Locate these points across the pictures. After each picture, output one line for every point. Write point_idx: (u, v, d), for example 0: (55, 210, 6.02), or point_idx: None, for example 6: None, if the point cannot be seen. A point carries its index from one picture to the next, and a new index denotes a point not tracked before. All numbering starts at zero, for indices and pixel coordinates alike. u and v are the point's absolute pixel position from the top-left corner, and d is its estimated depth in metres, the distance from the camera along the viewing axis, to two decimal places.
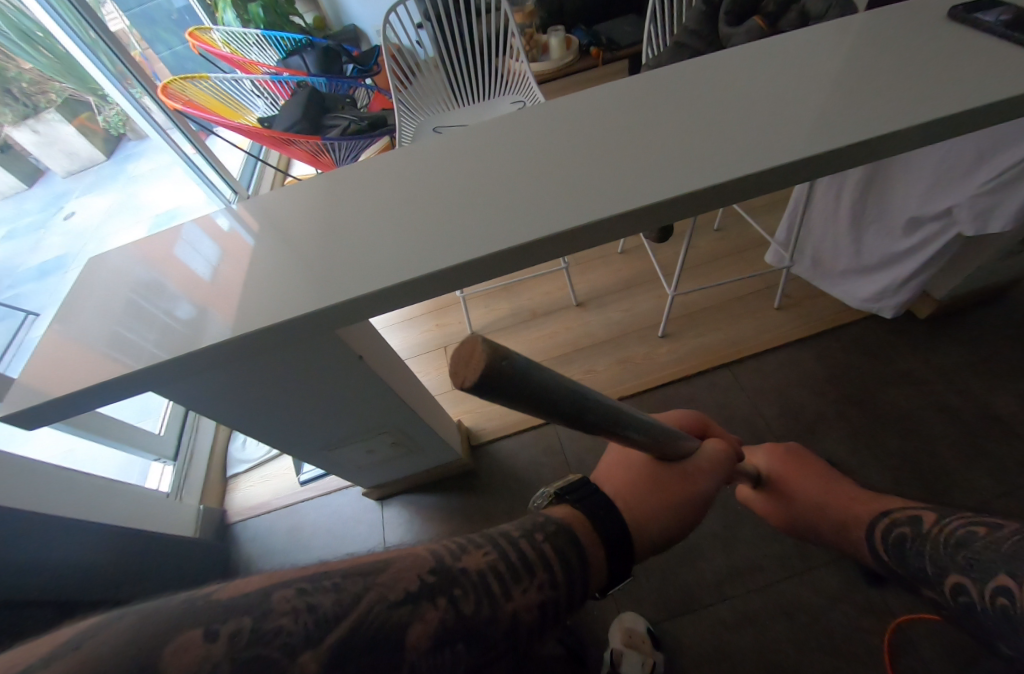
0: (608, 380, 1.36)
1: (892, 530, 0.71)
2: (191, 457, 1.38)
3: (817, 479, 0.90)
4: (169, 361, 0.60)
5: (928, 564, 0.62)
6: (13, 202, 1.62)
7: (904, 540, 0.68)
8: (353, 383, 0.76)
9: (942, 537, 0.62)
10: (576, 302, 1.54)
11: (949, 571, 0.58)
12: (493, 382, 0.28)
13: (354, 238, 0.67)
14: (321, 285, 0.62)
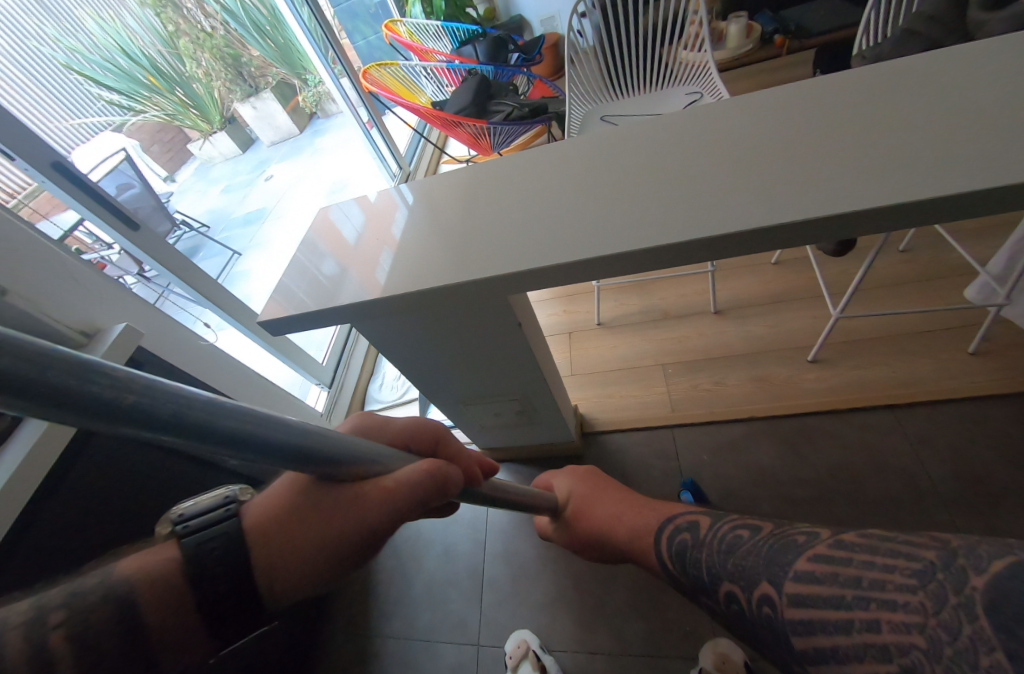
0: (738, 395, 1.26)
1: (672, 535, 0.56)
2: (341, 389, 1.61)
3: (612, 493, 0.73)
4: (349, 305, 0.72)
5: (704, 569, 0.48)
6: (228, 166, 2.24)
7: (682, 548, 0.53)
8: (496, 347, 0.82)
9: (711, 538, 0.49)
10: (714, 309, 1.44)
11: (722, 577, 0.45)
12: None
13: (520, 221, 0.74)
14: (481, 259, 0.69)
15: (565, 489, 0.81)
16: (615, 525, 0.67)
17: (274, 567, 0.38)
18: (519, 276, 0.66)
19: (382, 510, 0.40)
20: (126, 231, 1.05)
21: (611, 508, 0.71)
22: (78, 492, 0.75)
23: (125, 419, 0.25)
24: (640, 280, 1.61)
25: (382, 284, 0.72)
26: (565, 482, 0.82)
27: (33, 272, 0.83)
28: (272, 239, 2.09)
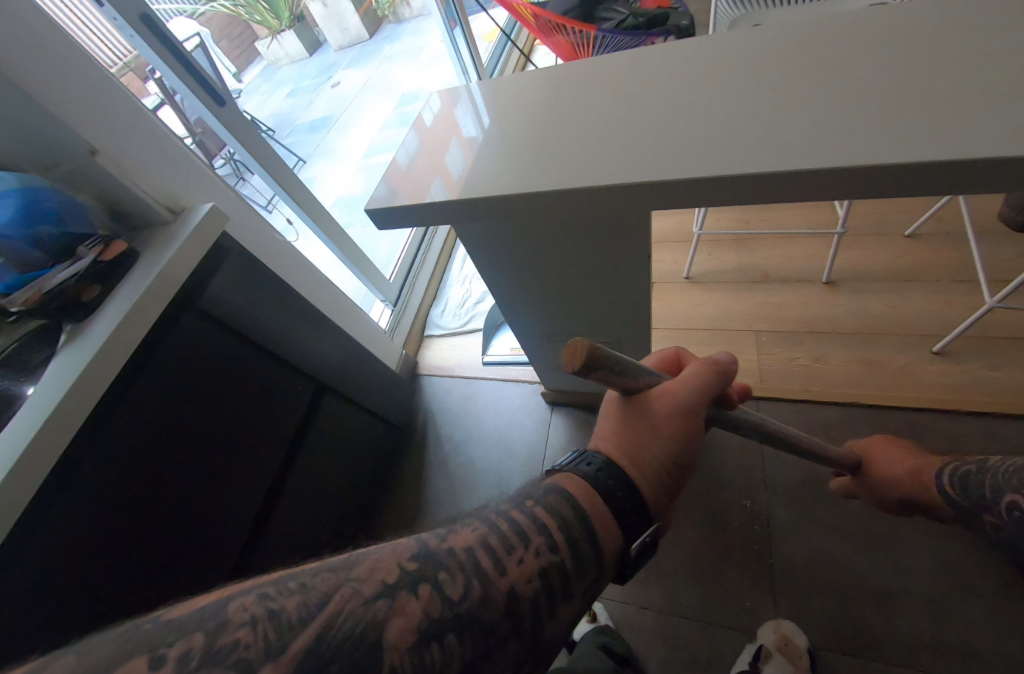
0: (840, 377, 1.13)
1: (957, 470, 0.71)
2: (405, 308, 1.57)
3: (897, 448, 0.86)
4: (456, 200, 0.63)
5: (987, 490, 0.63)
6: (295, 68, 2.26)
7: (965, 475, 0.69)
8: (605, 277, 0.73)
9: (995, 471, 0.64)
10: (826, 279, 1.27)
11: (1006, 492, 0.60)
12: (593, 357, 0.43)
13: (667, 126, 0.61)
14: (616, 164, 0.59)
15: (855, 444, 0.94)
16: (914, 477, 0.80)
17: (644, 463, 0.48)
18: (665, 184, 0.55)
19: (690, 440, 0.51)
20: (212, 106, 0.99)
21: (905, 463, 0.82)
22: (165, 369, 0.75)
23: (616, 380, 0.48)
24: (740, 235, 1.44)
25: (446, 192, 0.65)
26: (857, 444, 0.94)
27: (119, 132, 0.77)
28: (337, 149, 2.05)
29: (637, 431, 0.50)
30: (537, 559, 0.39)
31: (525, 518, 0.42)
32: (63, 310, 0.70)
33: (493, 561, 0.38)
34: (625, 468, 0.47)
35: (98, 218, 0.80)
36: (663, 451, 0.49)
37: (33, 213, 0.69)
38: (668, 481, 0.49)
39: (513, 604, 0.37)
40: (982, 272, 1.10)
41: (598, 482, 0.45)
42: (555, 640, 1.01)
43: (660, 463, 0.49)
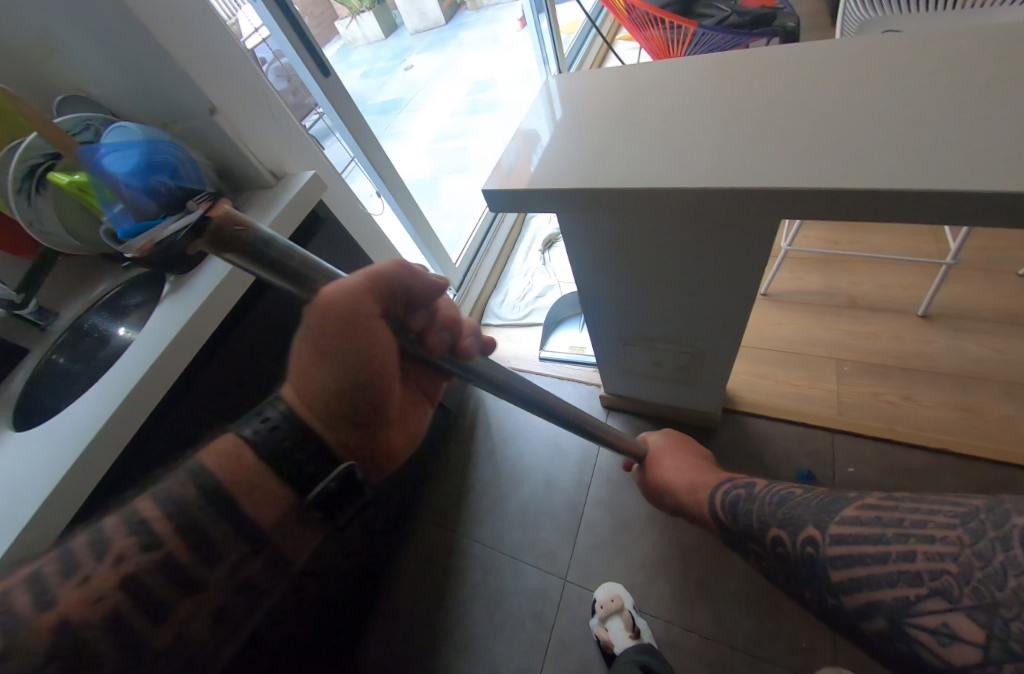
0: (929, 418, 1.05)
1: (729, 492, 0.64)
2: (467, 295, 1.57)
3: (686, 462, 0.82)
4: (571, 188, 0.62)
5: (753, 518, 0.56)
6: (371, 49, 2.30)
7: (736, 500, 0.62)
8: (710, 282, 0.70)
9: (765, 493, 0.57)
10: (922, 313, 1.18)
11: (770, 525, 0.53)
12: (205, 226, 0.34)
13: (807, 132, 0.57)
14: (745, 167, 0.56)
15: (652, 443, 0.94)
16: (698, 491, 0.72)
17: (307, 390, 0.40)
18: (803, 194, 0.52)
19: (376, 361, 0.40)
20: (316, 75, 1.02)
21: (685, 474, 0.79)
22: (253, 328, 0.77)
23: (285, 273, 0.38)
24: (827, 256, 1.36)
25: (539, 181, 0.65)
26: (654, 437, 0.95)
27: (237, 93, 0.79)
28: (405, 132, 2.07)
29: (302, 355, 0.40)
30: (131, 561, 0.35)
31: (134, 516, 0.37)
32: (169, 262, 0.72)
33: (78, 576, 0.34)
34: (296, 419, 0.39)
35: (208, 177, 0.82)
36: (324, 382, 0.39)
37: (155, 165, 0.72)
38: (345, 411, 0.40)
39: (132, 616, 0.34)
40: None
41: (259, 446, 0.38)
42: (592, 647, 1.00)
43: (323, 393, 0.39)
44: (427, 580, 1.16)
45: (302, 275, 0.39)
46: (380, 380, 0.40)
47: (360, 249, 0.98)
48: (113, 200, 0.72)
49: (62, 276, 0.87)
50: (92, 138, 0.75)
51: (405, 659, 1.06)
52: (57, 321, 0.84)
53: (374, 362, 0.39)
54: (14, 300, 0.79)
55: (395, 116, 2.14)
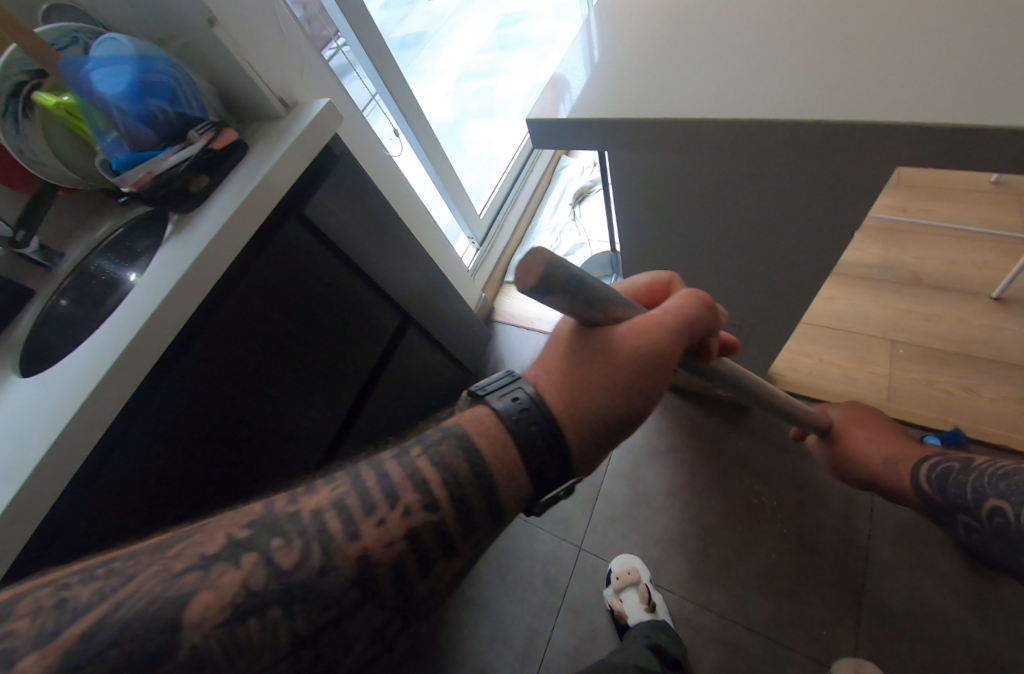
0: (990, 411, 0.96)
1: (937, 467, 0.64)
2: (491, 249, 1.48)
3: (892, 436, 0.74)
4: (631, 119, 0.52)
5: (967, 491, 0.57)
6: None
7: (947, 473, 0.62)
8: (786, 235, 0.63)
9: (984, 473, 0.56)
10: (995, 295, 1.06)
11: (988, 497, 0.54)
12: (550, 280, 0.33)
13: (934, 50, 0.45)
14: (854, 94, 0.45)
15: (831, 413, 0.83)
16: (895, 464, 0.70)
17: (576, 417, 0.38)
18: (929, 132, 0.41)
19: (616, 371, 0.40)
20: None
21: (886, 447, 0.73)
22: (264, 279, 0.70)
23: (577, 302, 0.37)
24: (890, 225, 1.22)
25: (585, 108, 0.56)
26: (833, 411, 0.84)
27: (237, 1, 0.68)
28: (433, 72, 1.85)
29: (577, 376, 0.40)
30: (404, 521, 0.35)
31: (367, 486, 0.36)
32: (172, 200, 0.66)
33: (352, 524, 0.34)
34: (548, 411, 0.38)
35: (211, 105, 0.73)
36: (609, 412, 0.39)
37: (149, 87, 0.63)
38: (607, 432, 0.40)
39: (362, 572, 0.33)
40: None
41: (513, 428, 0.37)
42: (604, 617, 0.99)
43: (604, 418, 0.39)
44: None
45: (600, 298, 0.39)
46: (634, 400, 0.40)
47: (382, 196, 0.90)
48: (106, 129, 0.65)
49: (61, 214, 0.80)
50: (82, 54, 0.66)
51: None
52: (62, 263, 0.80)
53: (633, 385, 0.40)
54: (15, 238, 0.73)
55: (418, 55, 1.88)
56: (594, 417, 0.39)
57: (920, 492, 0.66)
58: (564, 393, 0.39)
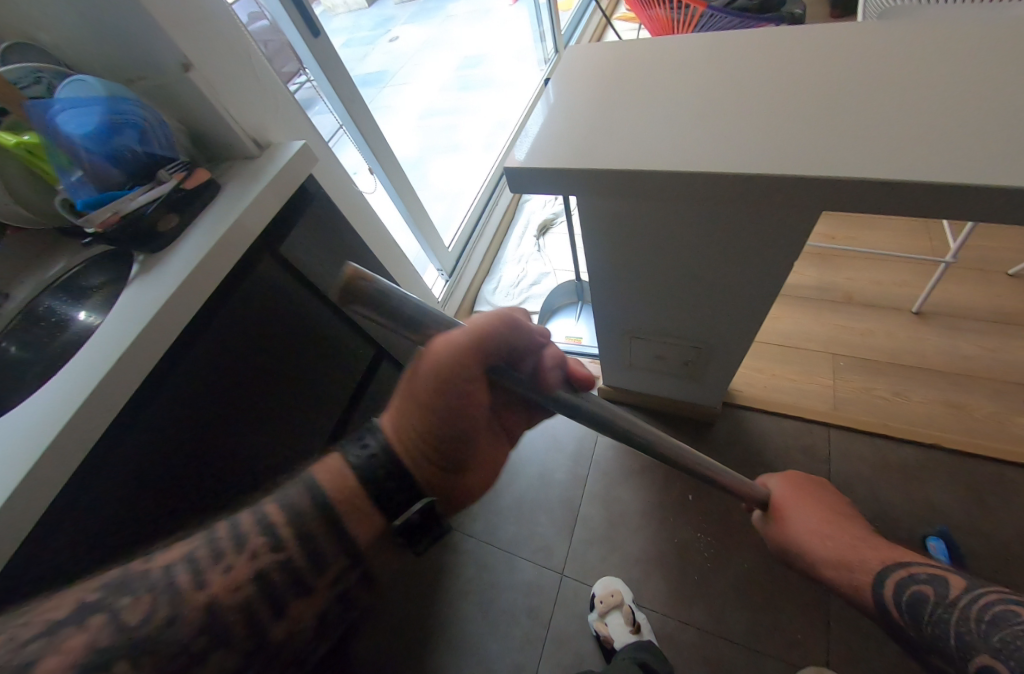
0: (921, 415, 1.06)
1: (905, 583, 0.58)
2: (459, 280, 1.51)
3: (842, 525, 0.71)
4: (597, 169, 0.57)
5: (952, 635, 0.50)
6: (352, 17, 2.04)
7: (920, 600, 0.56)
8: (737, 272, 0.69)
9: (968, 607, 0.50)
10: (915, 310, 1.18)
11: (978, 649, 0.47)
12: (349, 294, 0.36)
13: (850, 113, 0.53)
14: (788, 149, 0.52)
15: (772, 486, 0.83)
16: (858, 588, 0.63)
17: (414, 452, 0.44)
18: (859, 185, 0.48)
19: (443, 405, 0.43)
20: (304, 33, 0.94)
21: (832, 542, 0.69)
22: (236, 317, 0.69)
23: (400, 324, 0.38)
24: (823, 251, 1.36)
25: (557, 156, 0.61)
26: (773, 482, 0.84)
27: (213, 46, 0.69)
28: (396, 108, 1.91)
29: (410, 410, 0.44)
30: (253, 562, 0.40)
31: (267, 514, 0.42)
32: (137, 239, 0.64)
33: (200, 572, 0.39)
34: (390, 457, 0.43)
35: (180, 142, 0.73)
36: (432, 428, 0.44)
37: (117, 126, 0.63)
38: (441, 461, 0.44)
39: (210, 615, 0.37)
40: None
41: (360, 471, 0.43)
42: (589, 643, 0.98)
43: (423, 442, 0.44)
44: (418, 577, 1.12)
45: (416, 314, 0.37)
46: (461, 424, 0.44)
47: (355, 232, 0.91)
48: (70, 169, 0.63)
49: (15, 250, 0.76)
50: (45, 94, 0.65)
51: (394, 659, 1.02)
52: (10, 302, 0.74)
53: (449, 410, 0.43)
54: None
55: (381, 92, 1.94)
56: (405, 434, 0.44)
57: (877, 605, 0.61)
58: (404, 424, 0.44)
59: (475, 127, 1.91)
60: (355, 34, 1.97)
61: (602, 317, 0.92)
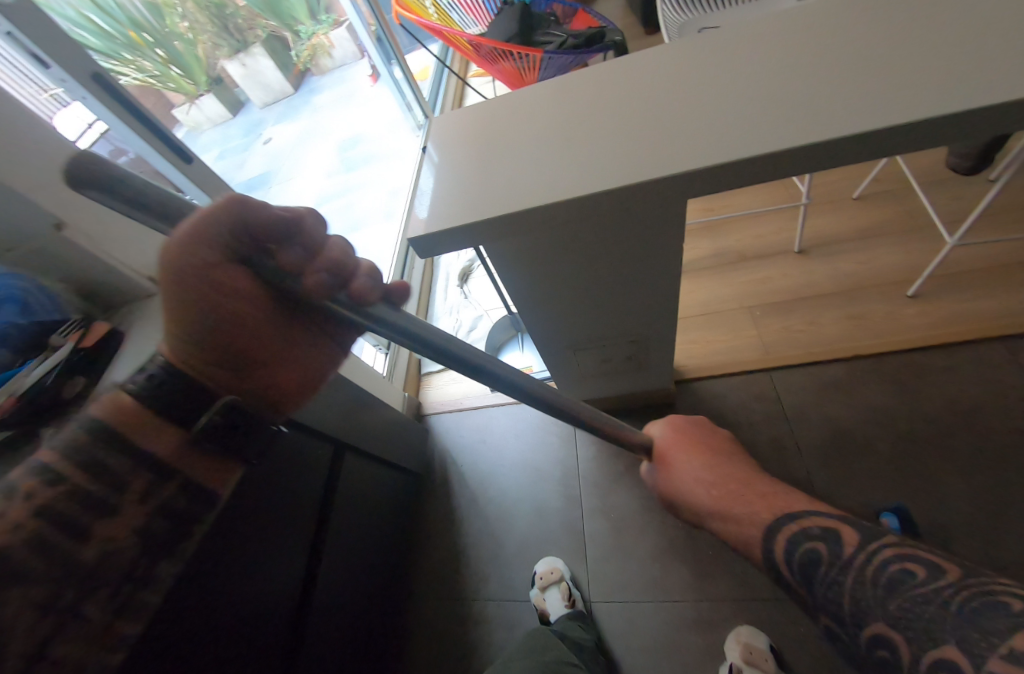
0: (834, 335, 1.21)
1: (799, 538, 0.53)
2: (398, 349, 1.52)
3: (707, 452, 0.65)
4: (494, 217, 0.63)
5: (846, 602, 0.47)
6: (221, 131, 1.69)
7: (812, 558, 0.51)
8: (642, 268, 0.78)
9: (867, 570, 0.46)
10: (798, 249, 1.35)
11: (873, 618, 0.44)
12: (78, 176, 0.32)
13: (679, 121, 0.63)
14: (643, 159, 0.61)
15: (656, 431, 0.72)
16: (721, 517, 0.59)
17: (192, 358, 0.43)
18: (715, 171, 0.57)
19: (217, 295, 0.42)
20: (176, 162, 0.93)
21: (697, 478, 0.63)
22: None
23: (134, 205, 0.34)
24: (708, 223, 1.51)
25: (458, 215, 0.66)
26: (657, 426, 0.73)
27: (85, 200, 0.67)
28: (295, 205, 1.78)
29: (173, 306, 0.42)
30: (56, 494, 0.38)
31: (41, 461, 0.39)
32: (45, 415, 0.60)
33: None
34: (177, 372, 0.43)
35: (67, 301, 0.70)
36: (194, 335, 0.43)
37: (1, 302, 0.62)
38: (216, 361, 0.44)
39: (39, 529, 0.37)
40: (941, 220, 1.21)
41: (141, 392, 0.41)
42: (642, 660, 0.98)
43: (202, 349, 0.44)
44: (451, 653, 1.08)
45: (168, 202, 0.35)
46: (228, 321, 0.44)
47: None
48: None
49: None
50: None
51: None
52: None
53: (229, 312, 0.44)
54: None
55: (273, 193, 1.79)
56: (187, 344, 0.43)
57: (770, 567, 0.55)
58: (186, 329, 0.43)
59: (375, 202, 1.97)
60: (224, 145, 1.72)
61: (541, 340, 0.98)
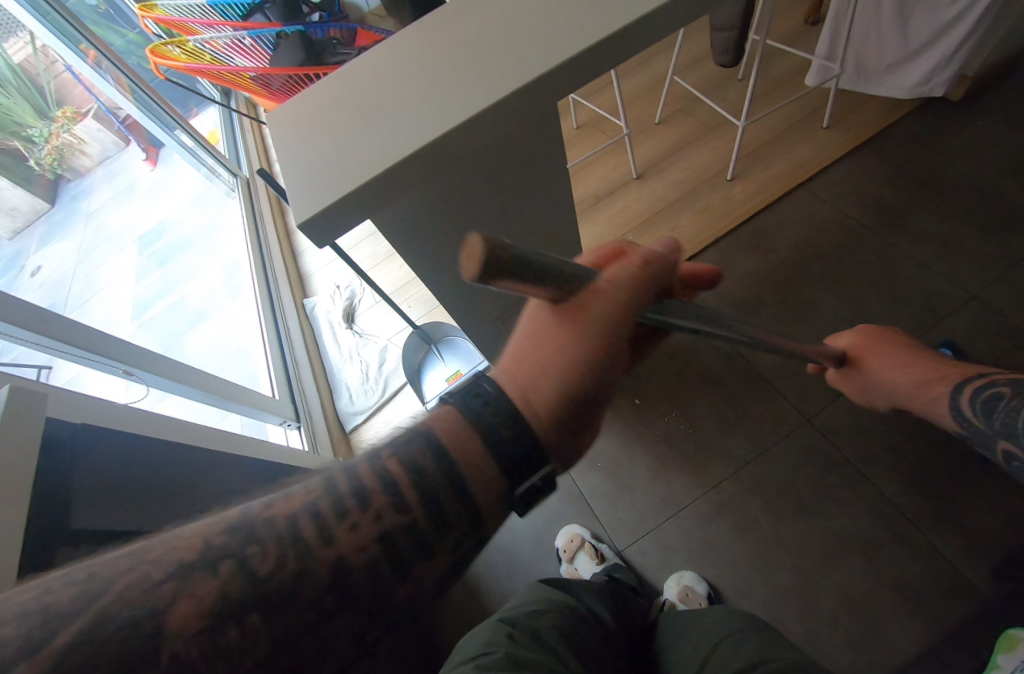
0: (695, 229, 1.37)
1: (981, 390, 0.63)
2: (311, 418, 1.33)
3: (899, 353, 0.76)
4: (389, 167, 0.56)
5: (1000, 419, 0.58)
6: None
7: (996, 398, 0.60)
8: (537, 201, 0.80)
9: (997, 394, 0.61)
10: (636, 175, 1.51)
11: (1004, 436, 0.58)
12: (494, 270, 0.23)
13: (516, 25, 0.63)
14: (508, 68, 0.59)
15: (844, 343, 0.84)
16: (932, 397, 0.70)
17: (528, 388, 0.38)
18: (584, 55, 0.58)
19: (590, 342, 0.38)
20: None
21: (897, 373, 0.75)
22: None
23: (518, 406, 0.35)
24: None
25: (349, 177, 0.56)
26: (845, 336, 0.84)
27: None
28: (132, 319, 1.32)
29: (539, 359, 0.39)
30: (376, 523, 0.33)
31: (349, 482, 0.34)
32: None
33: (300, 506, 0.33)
34: (528, 422, 0.37)
35: None
36: (569, 388, 0.39)
37: None
38: (570, 420, 0.39)
39: (342, 575, 0.31)
40: (726, 114, 1.46)
41: (474, 420, 0.36)
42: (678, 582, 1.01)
43: (555, 397, 0.38)
44: None
45: (543, 267, 0.28)
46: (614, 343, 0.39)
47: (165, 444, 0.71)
48: None
49: None
50: None
51: None
52: None
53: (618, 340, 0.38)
54: None
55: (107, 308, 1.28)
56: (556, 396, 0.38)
57: (955, 412, 0.66)
58: (524, 375, 0.39)
59: (206, 288, 1.71)
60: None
61: (470, 320, 0.94)
